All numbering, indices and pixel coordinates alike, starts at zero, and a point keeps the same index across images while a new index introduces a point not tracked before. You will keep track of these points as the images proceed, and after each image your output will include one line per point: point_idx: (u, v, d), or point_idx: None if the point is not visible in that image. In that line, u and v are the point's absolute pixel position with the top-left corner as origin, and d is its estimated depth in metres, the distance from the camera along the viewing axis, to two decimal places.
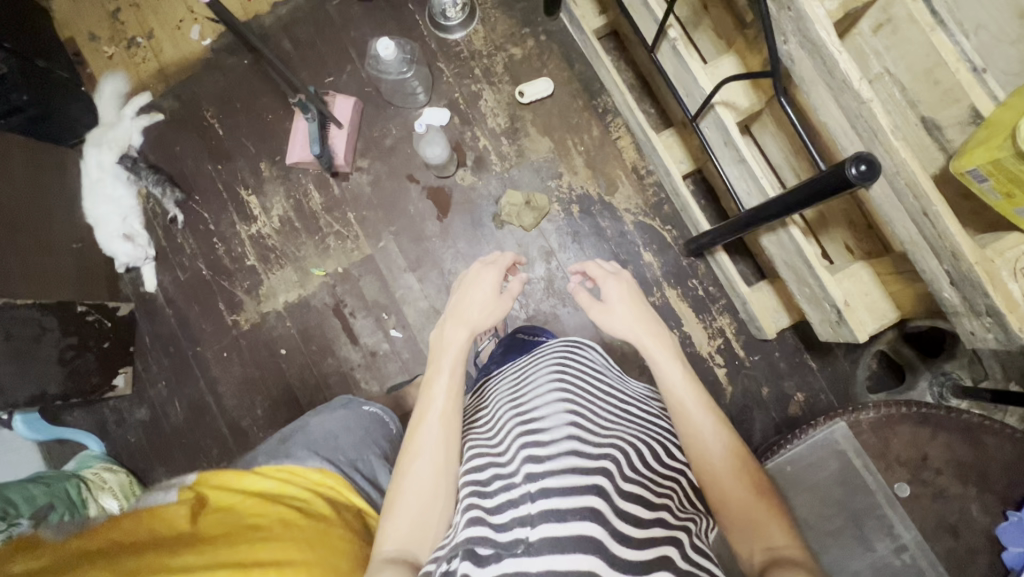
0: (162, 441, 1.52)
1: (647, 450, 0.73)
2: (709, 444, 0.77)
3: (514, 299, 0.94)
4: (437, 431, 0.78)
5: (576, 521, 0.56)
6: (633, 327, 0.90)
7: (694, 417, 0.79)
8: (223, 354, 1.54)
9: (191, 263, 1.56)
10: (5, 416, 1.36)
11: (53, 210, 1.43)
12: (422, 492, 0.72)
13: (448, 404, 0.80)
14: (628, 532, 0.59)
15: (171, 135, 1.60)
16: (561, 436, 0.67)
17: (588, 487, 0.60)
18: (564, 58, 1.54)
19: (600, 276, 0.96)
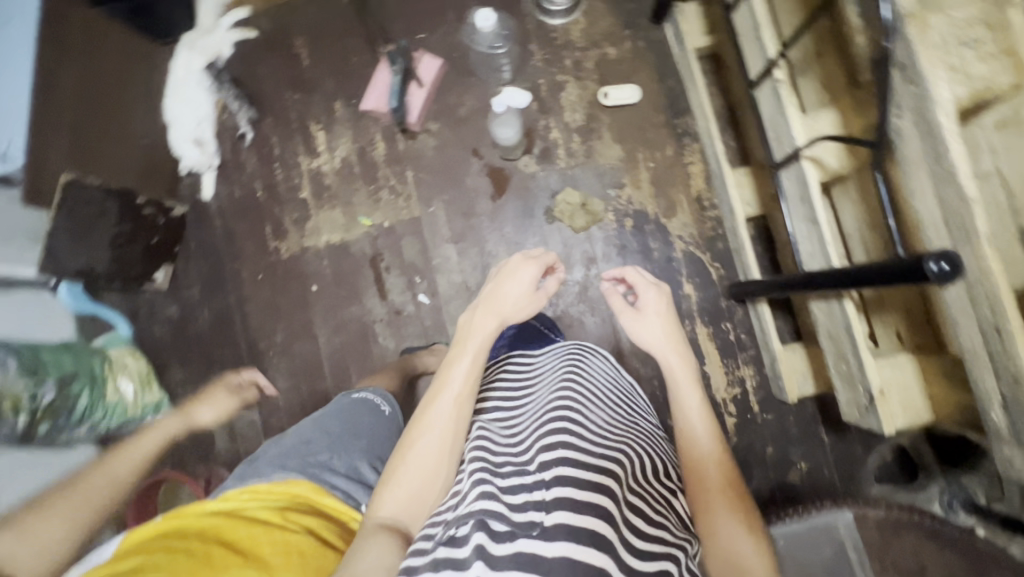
0: (185, 342, 1.60)
1: (650, 467, 0.75)
2: (705, 462, 0.84)
3: (547, 297, 0.97)
4: (451, 406, 0.79)
5: (589, 519, 0.58)
6: (661, 342, 0.97)
7: (704, 456, 0.85)
8: (258, 276, 1.58)
9: (249, 182, 1.60)
10: (52, 281, 1.42)
11: (135, 100, 1.49)
12: (426, 468, 0.74)
13: (467, 385, 0.81)
14: (633, 541, 0.60)
15: (258, 53, 1.62)
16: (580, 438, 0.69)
17: (602, 491, 0.62)
18: (657, 69, 1.50)
19: (640, 283, 1.04)
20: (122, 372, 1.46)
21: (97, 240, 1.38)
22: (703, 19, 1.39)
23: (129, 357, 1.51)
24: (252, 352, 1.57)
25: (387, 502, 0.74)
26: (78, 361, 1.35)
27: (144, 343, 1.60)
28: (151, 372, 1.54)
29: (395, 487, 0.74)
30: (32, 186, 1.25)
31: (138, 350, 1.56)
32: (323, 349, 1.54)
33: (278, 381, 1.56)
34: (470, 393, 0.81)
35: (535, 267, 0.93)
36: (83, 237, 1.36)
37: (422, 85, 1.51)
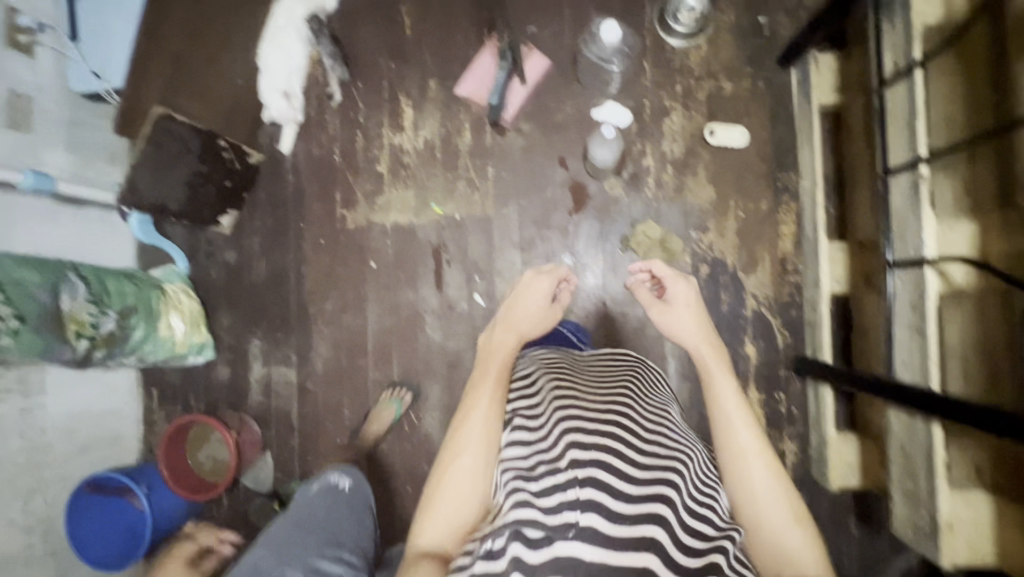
0: (238, 289, 1.61)
1: (685, 457, 0.73)
2: (728, 404, 0.83)
3: (561, 309, 1.03)
4: (482, 422, 0.78)
5: (630, 525, 0.61)
6: (694, 330, 0.95)
7: (743, 437, 0.79)
8: (320, 240, 1.58)
9: (328, 144, 1.57)
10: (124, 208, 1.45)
11: (233, 40, 1.45)
12: (465, 484, 0.74)
13: (493, 393, 0.81)
14: (677, 542, 0.63)
15: (361, 12, 1.56)
16: (608, 433, 0.69)
17: (643, 494, 0.64)
18: (771, 115, 1.42)
19: (667, 278, 1.02)
20: (176, 308, 1.48)
21: (175, 179, 1.38)
22: (836, 74, 1.31)
23: (184, 295, 1.53)
24: (301, 314, 1.58)
25: (428, 527, 0.74)
26: (140, 294, 1.36)
27: (199, 282, 1.62)
28: (201, 313, 1.57)
29: (437, 505, 0.74)
30: (125, 115, 1.25)
31: (192, 288, 1.58)
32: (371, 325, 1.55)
33: (321, 348, 1.57)
34: (499, 409, 0.80)
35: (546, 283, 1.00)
36: (164, 173, 1.35)
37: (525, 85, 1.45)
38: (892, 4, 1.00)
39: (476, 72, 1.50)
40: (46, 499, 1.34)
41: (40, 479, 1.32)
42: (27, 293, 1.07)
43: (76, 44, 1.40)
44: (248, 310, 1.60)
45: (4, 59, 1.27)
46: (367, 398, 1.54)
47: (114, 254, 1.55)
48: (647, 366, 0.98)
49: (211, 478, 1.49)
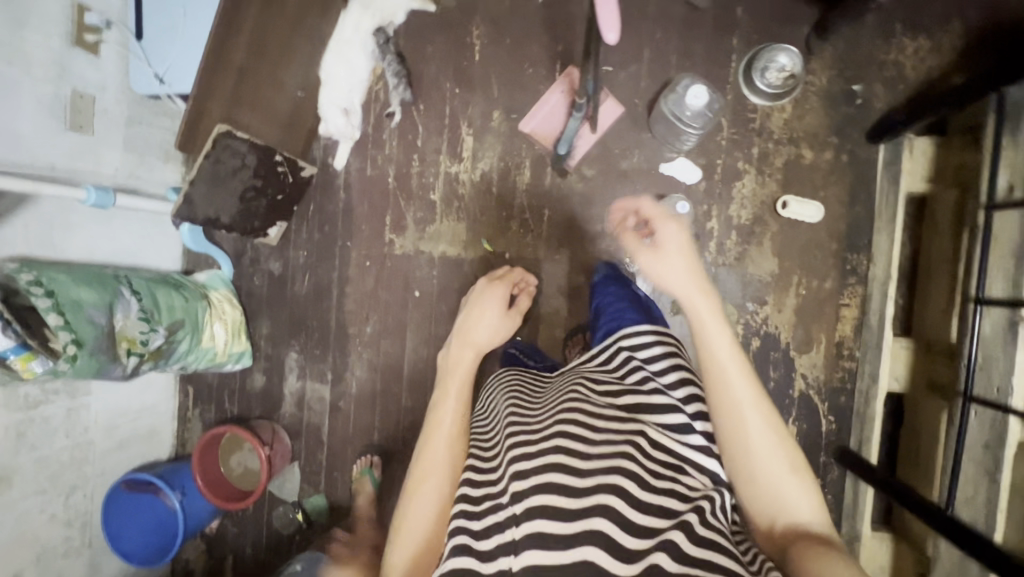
0: (280, 300, 1.61)
1: (640, 441, 0.76)
2: (718, 352, 0.81)
3: (518, 315, 1.14)
4: (431, 456, 0.85)
5: (564, 551, 0.64)
6: (686, 279, 0.86)
7: (739, 391, 0.79)
8: (366, 262, 1.56)
9: (383, 165, 1.54)
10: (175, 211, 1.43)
11: (298, 52, 1.40)
12: (426, 504, 0.81)
13: (448, 422, 0.89)
14: (614, 528, 0.66)
15: (431, 30, 1.50)
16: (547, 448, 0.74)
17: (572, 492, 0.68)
18: (850, 191, 1.34)
19: (657, 218, 0.93)
20: (218, 317, 1.48)
21: (230, 193, 1.36)
22: (930, 163, 1.23)
23: (227, 304, 1.53)
24: (340, 333, 1.58)
25: (394, 556, 0.79)
26: (187, 307, 1.36)
27: (241, 288, 1.62)
28: (243, 322, 1.57)
29: (411, 525, 0.80)
30: (187, 133, 1.22)
31: (235, 296, 1.58)
32: (409, 353, 1.54)
33: (357, 369, 1.57)
34: (459, 430, 0.89)
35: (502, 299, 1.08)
36: (219, 187, 1.33)
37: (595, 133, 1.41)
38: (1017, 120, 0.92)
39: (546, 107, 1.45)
40: (84, 494, 1.38)
41: (81, 475, 1.36)
42: (83, 315, 1.07)
43: (139, 43, 1.36)
44: (288, 322, 1.60)
45: (70, 58, 1.25)
46: (397, 424, 1.55)
47: (161, 255, 1.54)
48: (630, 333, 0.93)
49: (236, 484, 1.53)
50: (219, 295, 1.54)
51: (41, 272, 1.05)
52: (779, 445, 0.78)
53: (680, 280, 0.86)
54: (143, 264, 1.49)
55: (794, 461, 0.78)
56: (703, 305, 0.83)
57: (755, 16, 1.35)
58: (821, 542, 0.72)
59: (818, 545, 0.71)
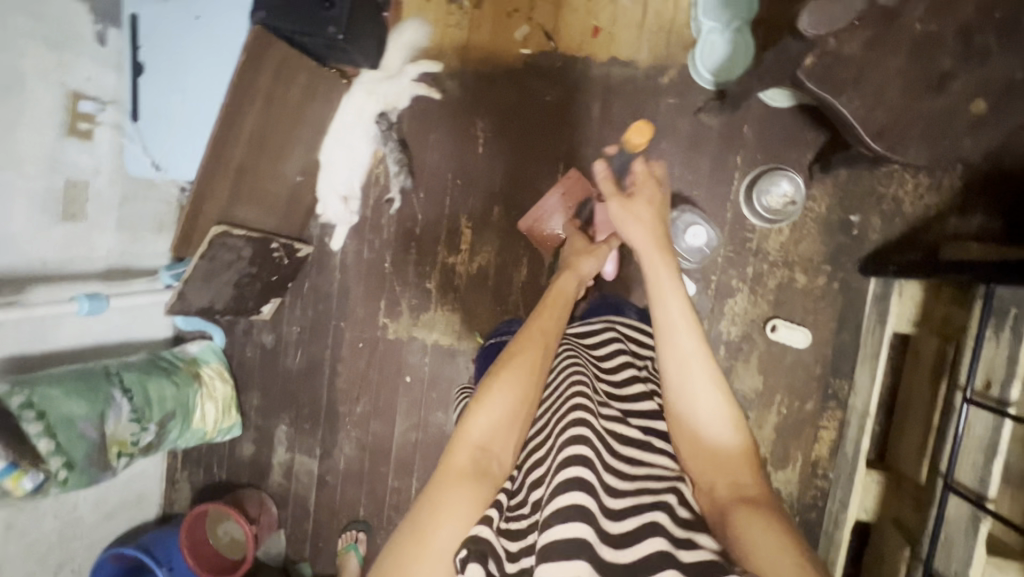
0: (271, 373, 1.62)
1: (617, 428, 0.73)
2: (666, 299, 0.77)
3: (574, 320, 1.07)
4: (519, 358, 0.76)
5: (565, 527, 0.57)
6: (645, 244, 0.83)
7: (689, 355, 0.75)
8: (359, 343, 1.57)
9: (380, 250, 1.53)
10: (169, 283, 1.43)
11: (299, 140, 1.39)
12: (513, 392, 0.73)
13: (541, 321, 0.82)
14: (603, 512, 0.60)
15: (434, 118, 1.48)
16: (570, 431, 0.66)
17: (565, 478, 0.60)
18: (837, 317, 1.37)
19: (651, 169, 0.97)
20: (209, 396, 1.49)
21: (224, 284, 1.36)
22: (918, 307, 1.25)
23: (219, 380, 1.54)
24: (331, 410, 1.60)
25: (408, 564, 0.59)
26: (180, 395, 1.37)
27: (233, 358, 1.63)
28: (234, 395, 1.58)
29: (477, 421, 0.70)
30: (182, 234, 1.21)
31: (227, 368, 1.59)
32: (397, 436, 1.56)
33: (345, 447, 1.60)
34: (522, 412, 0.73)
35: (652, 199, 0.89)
36: (213, 280, 1.33)
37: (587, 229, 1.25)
38: (1001, 318, 0.95)
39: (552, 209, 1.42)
40: (73, 567, 1.40)
41: (69, 551, 1.38)
42: (73, 432, 1.09)
43: (135, 124, 1.33)
44: (278, 395, 1.62)
45: (63, 147, 1.22)
46: (383, 504, 1.58)
47: (155, 326, 1.53)
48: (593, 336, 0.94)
49: (228, 555, 1.57)
50: (212, 370, 1.54)
51: (32, 390, 1.06)
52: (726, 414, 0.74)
53: (641, 248, 0.83)
54: (135, 338, 1.47)
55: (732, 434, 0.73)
56: (665, 279, 0.79)
57: (760, 137, 1.36)
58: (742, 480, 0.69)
59: (754, 513, 0.64)
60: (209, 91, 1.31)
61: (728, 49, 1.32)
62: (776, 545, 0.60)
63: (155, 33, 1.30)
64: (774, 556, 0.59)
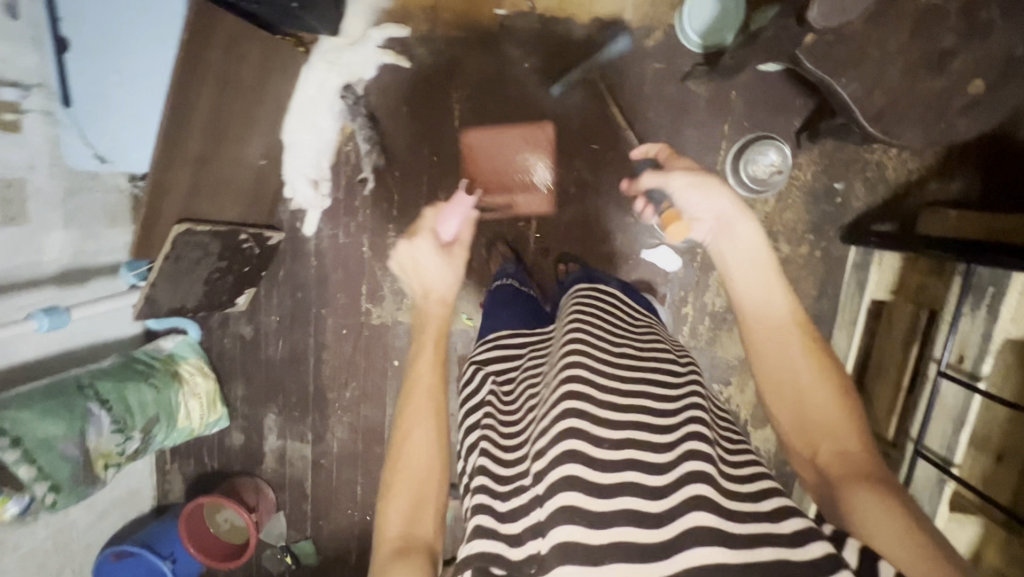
0: (253, 363, 1.58)
1: (635, 377, 0.69)
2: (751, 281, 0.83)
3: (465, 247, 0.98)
4: (413, 413, 0.85)
5: (559, 499, 0.58)
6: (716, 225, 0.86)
7: (782, 339, 0.80)
8: (343, 329, 1.53)
9: (357, 233, 1.46)
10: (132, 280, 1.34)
11: (257, 120, 1.27)
12: (417, 472, 0.81)
13: (427, 369, 0.89)
14: (608, 470, 0.59)
15: (405, 90, 1.37)
16: (571, 395, 0.63)
17: (560, 451, 0.60)
18: (818, 285, 1.40)
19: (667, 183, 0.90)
20: (192, 395, 1.45)
21: (195, 281, 1.29)
22: (896, 275, 1.28)
23: (200, 376, 1.50)
24: (319, 396, 1.58)
25: None
26: (161, 398, 1.33)
27: (212, 350, 1.58)
28: (217, 390, 1.54)
29: (391, 518, 0.79)
30: (143, 237, 1.12)
31: (206, 362, 1.54)
32: (389, 418, 1.57)
33: (337, 430, 1.60)
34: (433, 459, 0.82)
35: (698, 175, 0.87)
36: (182, 279, 1.25)
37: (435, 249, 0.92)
38: (979, 296, 0.98)
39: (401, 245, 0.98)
40: (73, 569, 1.40)
41: (67, 554, 1.37)
42: (55, 454, 1.05)
43: (68, 110, 1.19)
44: (264, 384, 1.59)
45: None
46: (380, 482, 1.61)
47: (119, 322, 1.43)
48: (605, 291, 0.87)
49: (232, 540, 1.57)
50: (191, 367, 1.49)
51: (1, 416, 1.00)
52: (828, 390, 0.77)
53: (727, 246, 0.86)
54: (101, 338, 1.38)
55: (846, 409, 0.75)
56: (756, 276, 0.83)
57: (747, 104, 1.31)
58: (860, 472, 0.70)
59: (861, 479, 0.69)
60: (149, 70, 1.16)
61: (718, 9, 1.24)
62: (885, 508, 0.65)
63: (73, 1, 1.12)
64: (880, 518, 0.64)
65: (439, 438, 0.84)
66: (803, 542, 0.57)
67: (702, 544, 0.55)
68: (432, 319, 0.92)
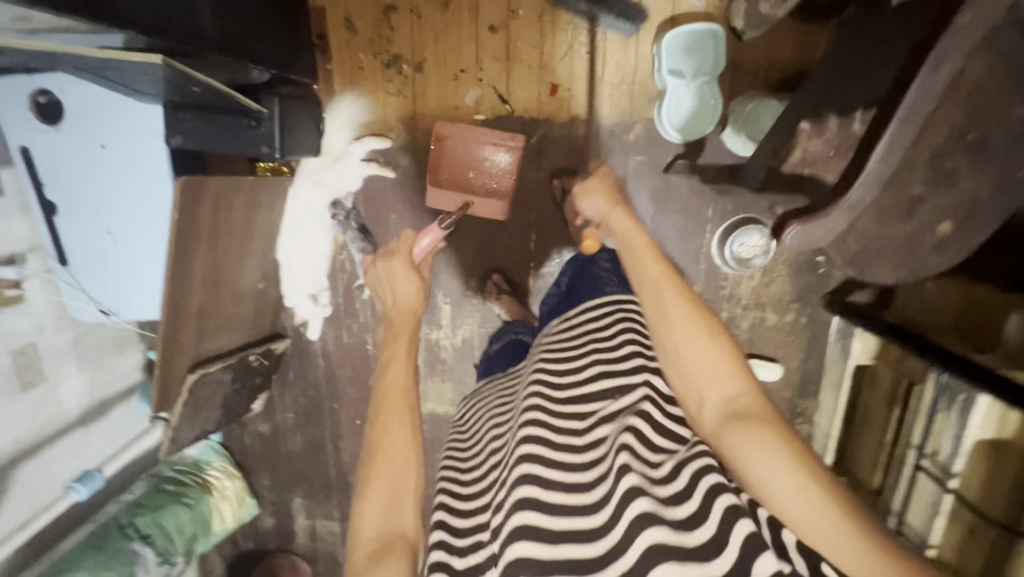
0: (275, 456, 1.66)
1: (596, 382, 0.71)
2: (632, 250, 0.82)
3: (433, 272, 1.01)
4: (390, 414, 0.79)
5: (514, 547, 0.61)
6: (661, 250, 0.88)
7: (662, 292, 0.76)
8: (356, 420, 1.60)
9: (360, 333, 1.50)
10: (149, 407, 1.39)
11: (251, 252, 1.29)
12: (398, 462, 0.75)
13: (401, 378, 0.83)
14: (574, 509, 0.61)
15: (392, 198, 1.37)
16: (526, 435, 0.67)
17: (514, 498, 0.63)
18: (805, 348, 1.47)
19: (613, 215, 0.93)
20: (222, 499, 1.52)
21: (212, 408, 1.34)
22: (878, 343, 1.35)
23: (226, 476, 1.56)
24: (341, 479, 1.66)
25: None
26: (195, 516, 1.40)
27: (233, 447, 1.65)
28: (244, 484, 1.61)
29: (367, 517, 0.72)
30: (161, 395, 1.18)
31: (230, 460, 1.62)
32: None
33: None
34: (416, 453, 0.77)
35: (605, 196, 0.96)
36: (201, 409, 1.30)
37: (407, 264, 0.94)
38: (953, 396, 1.05)
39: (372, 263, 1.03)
40: None
41: None
42: None
43: (65, 268, 1.21)
44: (287, 473, 1.67)
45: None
46: None
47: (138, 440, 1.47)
48: (573, 315, 0.84)
49: None
50: (217, 468, 1.55)
51: None
52: (709, 336, 0.72)
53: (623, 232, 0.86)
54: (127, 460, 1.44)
55: (722, 352, 0.71)
56: (638, 249, 0.81)
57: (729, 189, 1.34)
58: (751, 421, 0.66)
59: (751, 424, 0.65)
60: (139, 226, 1.17)
61: (696, 101, 1.23)
62: (778, 458, 0.62)
63: (54, 168, 1.13)
64: (777, 470, 0.62)
65: (415, 436, 0.78)
66: (722, 550, 0.55)
67: (648, 534, 0.56)
68: (404, 341, 0.89)
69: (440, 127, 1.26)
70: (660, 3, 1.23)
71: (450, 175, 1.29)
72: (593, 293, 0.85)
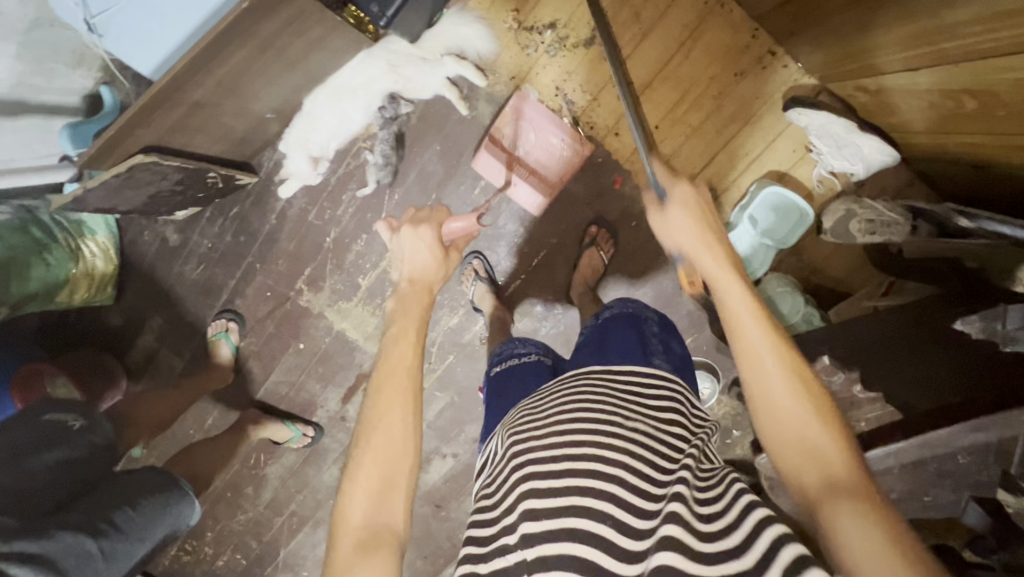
0: (164, 267, 1.49)
1: (658, 446, 0.59)
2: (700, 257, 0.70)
3: (460, 257, 0.86)
4: (385, 397, 0.67)
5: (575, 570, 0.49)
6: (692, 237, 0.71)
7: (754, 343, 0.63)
8: (266, 292, 1.46)
9: (329, 219, 1.38)
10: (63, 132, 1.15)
11: (281, 80, 1.13)
12: (393, 453, 0.64)
13: (410, 356, 0.70)
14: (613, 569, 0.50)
15: (448, 130, 1.30)
16: (576, 455, 0.56)
17: (542, 529, 0.52)
18: None
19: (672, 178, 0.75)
20: (83, 274, 1.35)
21: (136, 194, 1.16)
22: None
23: (100, 259, 1.40)
24: None
25: None
26: (43, 277, 1.22)
27: (127, 232, 1.48)
28: (113, 276, 1.45)
29: (355, 503, 0.61)
30: (98, 152, 1.00)
31: (115, 243, 1.45)
32: (263, 388, 1.52)
33: None
34: (407, 446, 0.65)
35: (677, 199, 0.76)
36: (124, 191, 1.13)
37: (438, 237, 0.82)
38: None
39: (391, 229, 0.87)
40: None
41: None
42: None
43: None
44: (162, 290, 1.51)
45: None
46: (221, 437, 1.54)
47: None
48: (618, 368, 0.71)
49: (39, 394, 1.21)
50: (95, 248, 1.39)
51: None
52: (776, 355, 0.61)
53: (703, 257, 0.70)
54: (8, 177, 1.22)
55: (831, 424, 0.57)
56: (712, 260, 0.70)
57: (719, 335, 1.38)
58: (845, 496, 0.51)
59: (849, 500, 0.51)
60: None
61: (746, 251, 1.24)
62: (877, 535, 0.48)
63: None
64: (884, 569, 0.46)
65: (415, 422, 0.66)
66: None
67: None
68: (414, 317, 0.75)
69: (519, 99, 1.22)
70: (789, 152, 1.24)
71: (507, 147, 1.25)
72: (637, 354, 0.75)
